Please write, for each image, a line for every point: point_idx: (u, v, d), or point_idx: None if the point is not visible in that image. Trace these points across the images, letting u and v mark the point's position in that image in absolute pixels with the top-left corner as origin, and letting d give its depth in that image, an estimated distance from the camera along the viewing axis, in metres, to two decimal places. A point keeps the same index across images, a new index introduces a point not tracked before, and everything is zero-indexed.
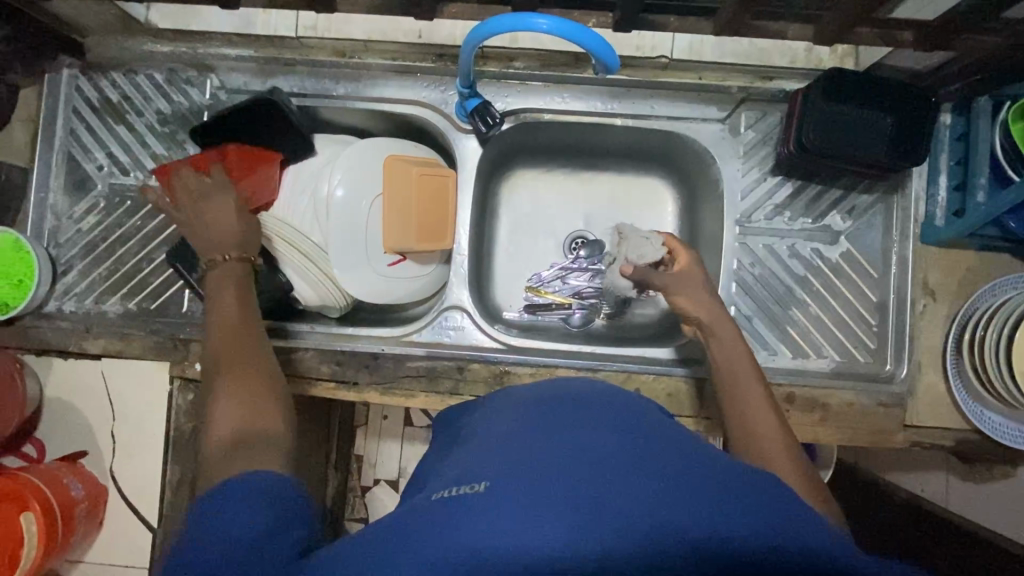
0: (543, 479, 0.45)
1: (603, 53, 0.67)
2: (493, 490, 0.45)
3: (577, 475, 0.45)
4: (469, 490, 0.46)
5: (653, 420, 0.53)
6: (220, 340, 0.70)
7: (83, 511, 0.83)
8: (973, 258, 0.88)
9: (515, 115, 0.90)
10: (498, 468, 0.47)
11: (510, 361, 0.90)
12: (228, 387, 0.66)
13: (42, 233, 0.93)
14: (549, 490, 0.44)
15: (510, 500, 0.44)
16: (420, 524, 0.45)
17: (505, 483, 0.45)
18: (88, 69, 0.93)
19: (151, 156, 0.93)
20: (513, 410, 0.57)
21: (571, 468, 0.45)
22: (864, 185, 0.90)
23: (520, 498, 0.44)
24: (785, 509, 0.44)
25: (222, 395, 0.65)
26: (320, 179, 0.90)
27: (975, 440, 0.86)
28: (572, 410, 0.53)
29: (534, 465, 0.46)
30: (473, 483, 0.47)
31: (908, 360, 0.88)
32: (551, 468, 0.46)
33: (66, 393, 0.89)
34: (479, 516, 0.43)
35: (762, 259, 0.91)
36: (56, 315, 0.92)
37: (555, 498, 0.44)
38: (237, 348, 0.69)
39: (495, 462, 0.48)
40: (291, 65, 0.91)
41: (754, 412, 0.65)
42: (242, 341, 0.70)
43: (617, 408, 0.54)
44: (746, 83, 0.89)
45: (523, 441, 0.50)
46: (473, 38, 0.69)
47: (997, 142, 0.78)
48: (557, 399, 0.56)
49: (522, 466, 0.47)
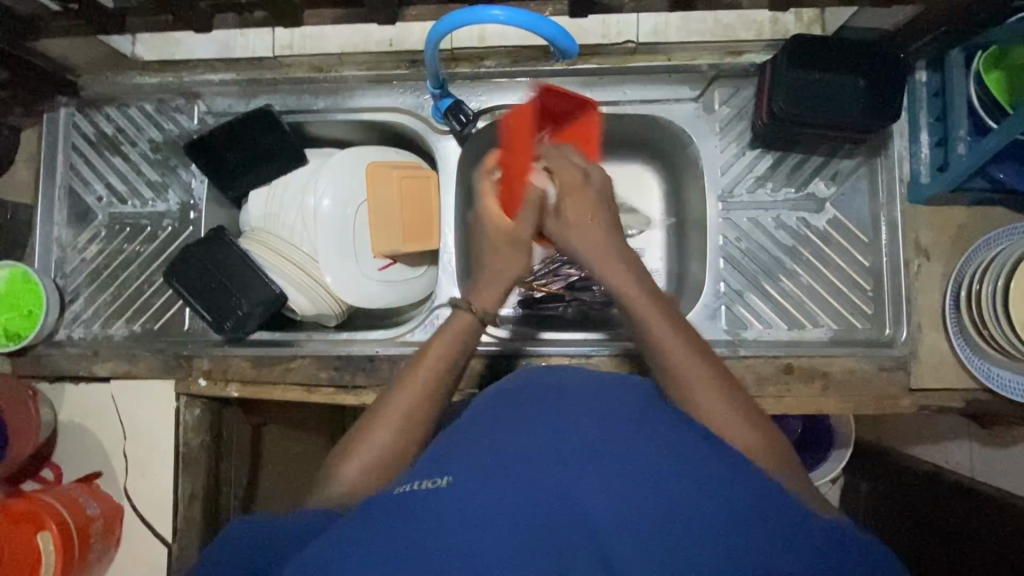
0: (508, 478, 0.45)
1: (563, 41, 0.69)
2: (459, 484, 0.44)
3: (546, 475, 0.45)
4: (433, 485, 0.45)
5: (626, 409, 0.53)
6: (407, 392, 0.66)
7: (98, 529, 0.86)
8: (965, 213, 0.86)
9: (489, 112, 0.91)
10: (467, 464, 0.47)
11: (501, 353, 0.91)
12: (374, 441, 0.62)
13: (50, 264, 0.97)
14: (515, 490, 0.44)
15: (474, 497, 0.43)
16: (389, 517, 0.42)
17: (473, 480, 0.44)
18: (83, 106, 0.98)
19: (147, 183, 0.97)
20: (483, 410, 0.57)
21: (539, 471, 0.45)
22: (845, 150, 0.89)
23: (484, 497, 0.43)
24: (749, 506, 0.44)
25: (367, 444, 0.62)
26: (306, 191, 0.94)
27: (985, 398, 0.84)
28: (546, 407, 0.53)
29: (500, 466, 0.46)
30: (436, 478, 0.46)
31: (907, 322, 0.86)
32: (516, 464, 0.46)
33: (79, 416, 0.92)
34: (443, 512, 0.42)
35: (748, 233, 0.90)
36: (66, 342, 0.96)
37: (521, 498, 0.43)
38: (417, 412, 0.65)
39: (462, 461, 0.48)
40: (270, 83, 0.94)
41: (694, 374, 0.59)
42: (422, 412, 0.65)
43: (592, 401, 0.53)
44: (716, 60, 0.89)
45: (493, 438, 0.50)
46: (434, 36, 0.71)
47: (973, 92, 0.77)
48: (533, 393, 0.57)
49: (491, 465, 0.46)
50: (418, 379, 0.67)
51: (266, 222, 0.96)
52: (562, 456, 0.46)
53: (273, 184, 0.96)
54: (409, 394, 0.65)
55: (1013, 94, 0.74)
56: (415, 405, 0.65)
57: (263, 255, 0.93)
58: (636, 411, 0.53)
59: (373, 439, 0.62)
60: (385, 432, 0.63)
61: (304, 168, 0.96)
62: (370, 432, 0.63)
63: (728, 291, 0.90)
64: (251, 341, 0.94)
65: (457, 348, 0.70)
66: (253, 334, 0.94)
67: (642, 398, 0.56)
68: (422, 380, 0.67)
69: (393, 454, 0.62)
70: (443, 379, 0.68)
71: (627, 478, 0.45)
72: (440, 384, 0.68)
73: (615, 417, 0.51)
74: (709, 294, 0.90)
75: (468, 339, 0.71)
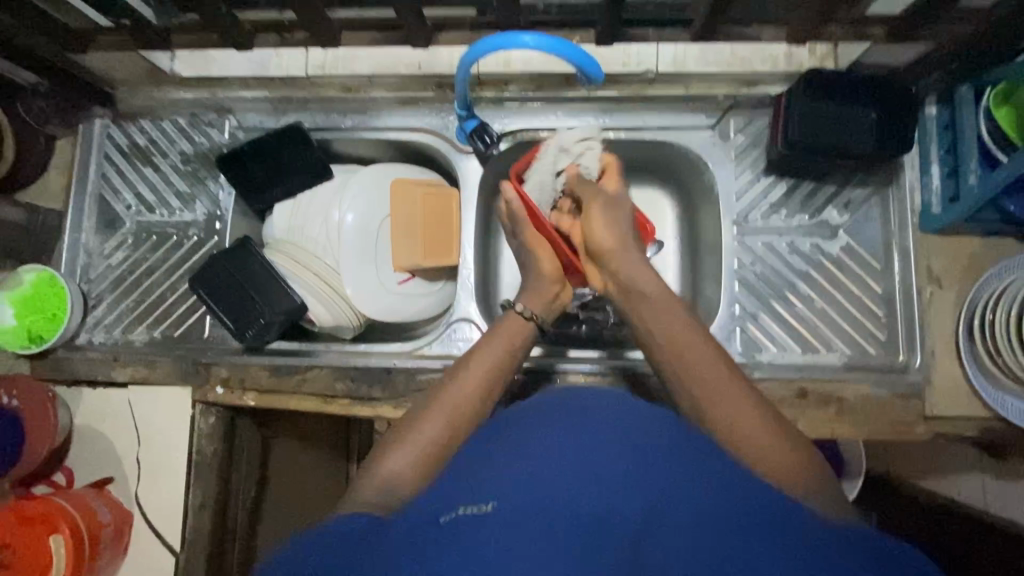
0: (552, 504, 0.45)
1: (588, 65, 0.71)
2: (504, 508, 0.45)
3: (587, 493, 0.47)
4: (478, 509, 0.46)
5: (659, 438, 0.53)
6: (459, 384, 0.69)
7: (109, 535, 0.86)
8: (977, 243, 0.88)
9: (512, 135, 0.95)
10: (507, 490, 0.47)
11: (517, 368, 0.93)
12: (419, 439, 0.63)
13: (75, 269, 0.99)
14: (561, 510, 0.45)
15: (523, 519, 0.44)
16: (442, 547, 0.43)
17: (518, 505, 0.45)
18: (118, 117, 1.01)
19: (175, 193, 1.00)
20: (514, 431, 0.58)
21: (580, 490, 0.47)
22: (857, 179, 0.92)
23: (532, 517, 0.44)
24: (789, 532, 0.44)
25: (409, 442, 0.63)
26: (331, 206, 0.96)
27: (1000, 428, 0.84)
28: (574, 429, 0.55)
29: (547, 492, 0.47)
30: (480, 502, 0.47)
31: (921, 349, 0.87)
32: (558, 490, 0.47)
33: (95, 420, 0.93)
34: (494, 534, 0.43)
35: (762, 257, 0.92)
36: (86, 346, 0.97)
37: (568, 517, 0.44)
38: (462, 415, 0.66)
39: (500, 483, 0.48)
40: (302, 101, 0.98)
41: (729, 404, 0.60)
42: (469, 406, 0.67)
43: (621, 423, 0.56)
44: (733, 91, 0.92)
45: (532, 464, 0.50)
46: (467, 60, 0.75)
47: (983, 127, 0.79)
48: (558, 413, 0.59)
49: (532, 488, 0.47)
50: (468, 376, 0.70)
51: (290, 233, 0.98)
52: (603, 484, 0.47)
53: (297, 198, 0.99)
54: (457, 396, 0.67)
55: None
56: (464, 401, 0.67)
57: (285, 265, 0.95)
58: (670, 439, 0.53)
59: (416, 438, 0.63)
60: (431, 432, 0.64)
61: (329, 183, 0.98)
62: (413, 430, 0.64)
63: (742, 313, 0.91)
64: (269, 350, 0.95)
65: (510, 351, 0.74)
66: (272, 343, 0.95)
67: (673, 424, 0.57)
68: (472, 383, 0.69)
69: (433, 456, 0.62)
70: (489, 379, 0.71)
71: (669, 503, 0.46)
72: (486, 383, 0.70)
73: (649, 440, 0.53)
74: (724, 315, 0.91)
75: (516, 342, 0.75)
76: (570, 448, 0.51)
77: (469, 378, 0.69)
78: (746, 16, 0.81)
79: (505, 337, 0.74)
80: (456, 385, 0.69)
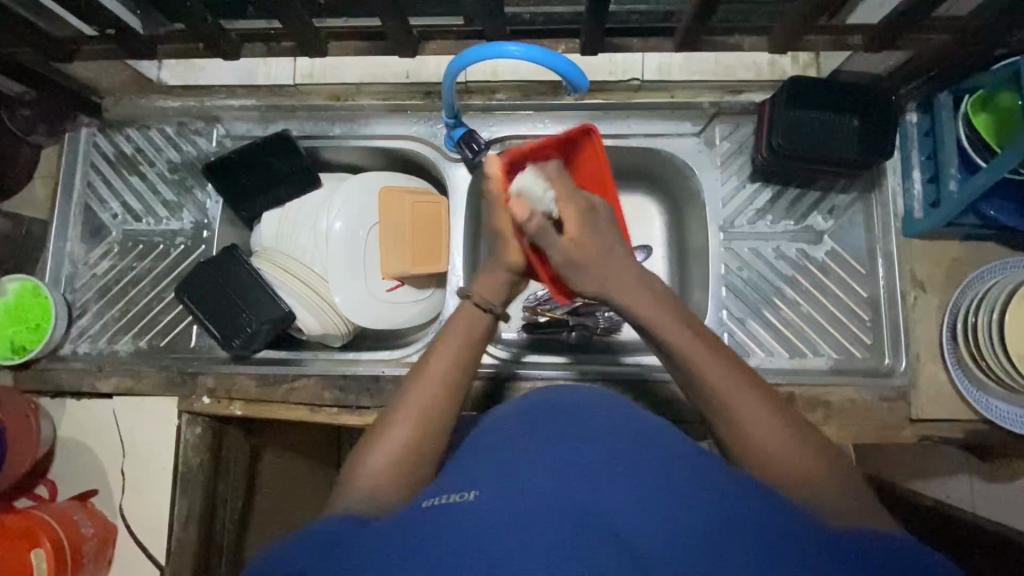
0: (533, 497, 0.46)
1: (572, 73, 0.72)
2: (483, 501, 0.46)
3: (569, 484, 0.47)
4: (459, 499, 0.48)
5: (650, 438, 0.54)
6: (423, 383, 0.66)
7: (92, 549, 0.84)
8: (959, 247, 0.89)
9: (500, 142, 0.95)
10: (490, 483, 0.49)
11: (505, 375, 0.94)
12: (392, 442, 0.61)
13: (60, 279, 0.98)
14: (542, 496, 0.46)
15: (500, 506, 0.45)
16: (420, 528, 0.45)
17: (498, 495, 0.47)
18: (104, 126, 1.00)
19: (162, 202, 1.00)
20: (509, 428, 0.59)
21: (563, 478, 0.48)
22: (841, 185, 0.92)
23: (510, 503, 0.46)
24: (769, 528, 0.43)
25: (381, 448, 0.61)
26: (319, 214, 0.96)
27: (985, 430, 0.85)
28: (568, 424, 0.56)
29: (526, 485, 0.47)
30: (462, 493, 0.49)
31: (906, 352, 0.88)
32: (539, 481, 0.48)
33: (80, 432, 0.92)
34: (467, 519, 0.45)
35: (748, 262, 0.93)
36: (71, 356, 0.96)
37: (546, 502, 0.45)
38: (434, 410, 0.64)
39: (487, 477, 0.50)
40: (290, 110, 0.98)
41: (747, 413, 0.57)
42: (440, 402, 0.65)
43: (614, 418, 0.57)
44: (716, 99, 0.93)
45: (516, 462, 0.51)
46: (453, 69, 0.75)
47: (962, 133, 0.81)
48: (557, 410, 0.59)
49: (516, 479, 0.49)
50: (433, 370, 0.67)
51: (279, 242, 0.98)
52: (585, 478, 0.47)
53: (286, 207, 0.98)
54: (424, 393, 0.65)
55: (1002, 136, 0.77)
56: (431, 397, 0.65)
57: (272, 272, 0.95)
58: (656, 438, 0.54)
59: (387, 442, 0.61)
60: (405, 431, 0.62)
61: (317, 191, 0.98)
62: (386, 432, 0.62)
63: (730, 318, 0.92)
64: (256, 359, 0.94)
65: (472, 338, 0.70)
66: (259, 352, 0.94)
67: (660, 429, 0.57)
68: (437, 379, 0.66)
69: (410, 455, 0.61)
70: (457, 371, 0.68)
71: (647, 491, 0.46)
72: (455, 376, 0.67)
73: (635, 437, 0.53)
74: (712, 320, 0.92)
75: (479, 331, 0.71)
76: (557, 445, 0.52)
77: (433, 373, 0.67)
78: (731, 24, 0.81)
79: (465, 330, 0.71)
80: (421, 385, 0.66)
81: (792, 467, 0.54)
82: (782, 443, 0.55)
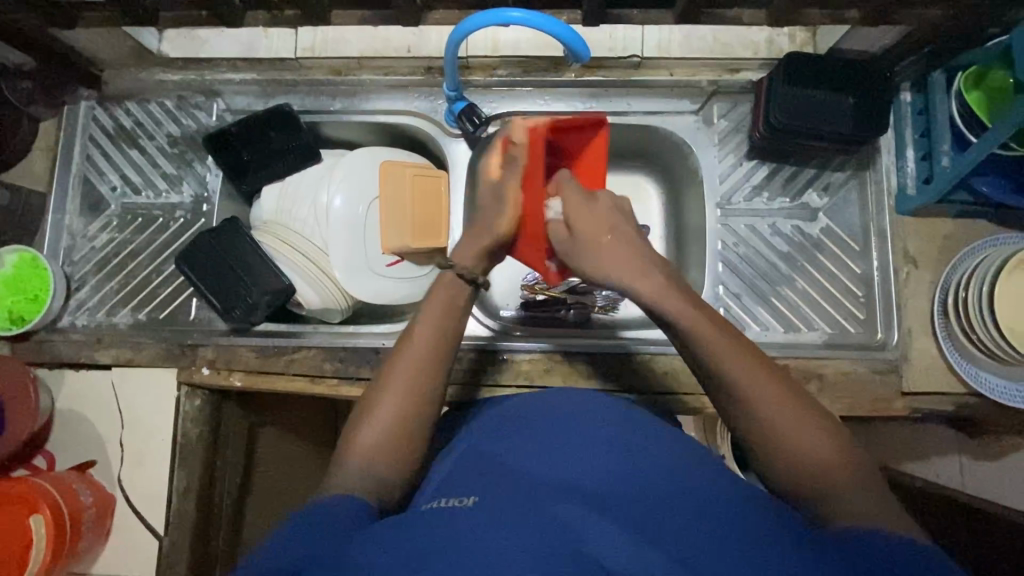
0: (517, 511, 0.47)
1: (576, 43, 0.73)
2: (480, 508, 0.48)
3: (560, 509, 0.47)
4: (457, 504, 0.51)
5: (643, 455, 0.56)
6: (407, 358, 0.66)
7: (91, 517, 0.85)
8: (951, 224, 0.91)
9: (500, 118, 0.95)
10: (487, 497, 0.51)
11: (521, 350, 0.95)
12: (381, 416, 0.63)
13: (58, 252, 0.98)
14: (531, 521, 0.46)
15: (490, 523, 0.46)
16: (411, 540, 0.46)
17: (490, 510, 0.48)
18: (104, 99, 1.00)
19: (161, 175, 1.00)
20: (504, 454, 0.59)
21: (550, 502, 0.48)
22: (836, 163, 0.94)
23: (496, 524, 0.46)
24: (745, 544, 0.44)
25: (372, 419, 0.63)
26: (319, 189, 0.96)
27: (974, 403, 0.87)
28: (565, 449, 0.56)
29: (523, 495, 0.50)
30: (462, 498, 0.52)
31: (898, 326, 0.89)
32: (528, 504, 0.48)
33: (78, 403, 0.92)
34: (457, 533, 0.45)
35: (744, 238, 0.94)
36: (69, 329, 0.96)
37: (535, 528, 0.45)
38: (427, 381, 0.65)
39: (485, 489, 0.53)
40: (291, 85, 0.98)
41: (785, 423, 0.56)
42: (427, 378, 0.65)
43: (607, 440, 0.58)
44: (715, 77, 0.94)
45: (514, 477, 0.54)
46: (454, 39, 0.76)
47: (954, 110, 0.82)
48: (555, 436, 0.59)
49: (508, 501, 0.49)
50: (416, 348, 0.66)
51: (278, 216, 0.97)
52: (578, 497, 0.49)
53: (286, 180, 0.98)
54: (412, 369, 0.65)
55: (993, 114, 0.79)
56: (416, 373, 0.65)
57: (272, 246, 0.95)
58: (653, 455, 0.56)
59: (377, 415, 0.63)
60: (397, 399, 0.64)
61: (315, 166, 0.98)
62: (374, 404, 0.64)
63: (726, 294, 0.93)
64: (256, 331, 0.95)
65: (454, 317, 0.69)
66: (259, 325, 0.95)
67: (650, 434, 0.60)
68: (420, 358, 0.66)
69: (399, 431, 0.62)
70: (441, 349, 0.67)
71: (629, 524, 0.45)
72: (440, 353, 0.67)
73: (632, 459, 0.56)
74: (708, 296, 0.93)
75: (462, 303, 0.71)
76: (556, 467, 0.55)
77: (417, 352, 0.66)
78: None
79: (444, 308, 0.69)
80: (405, 361, 0.66)
81: (813, 464, 0.55)
82: (813, 447, 0.55)
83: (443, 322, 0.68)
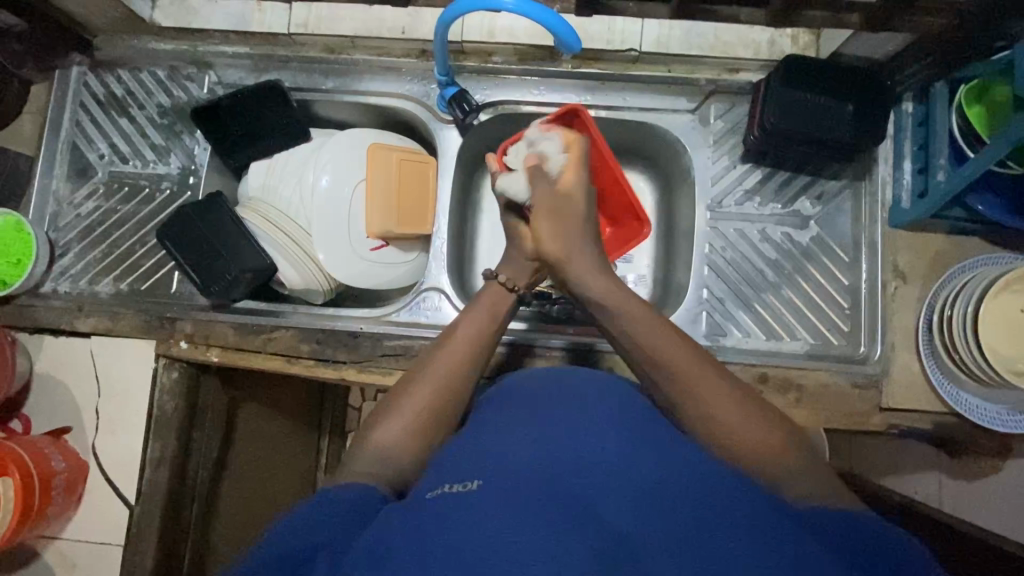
0: (530, 488, 0.44)
1: (563, 31, 0.71)
2: (489, 492, 0.44)
3: (578, 485, 0.44)
4: (462, 488, 0.46)
5: (653, 425, 0.53)
6: (447, 351, 0.68)
7: (61, 483, 0.85)
8: (943, 240, 0.89)
9: (493, 106, 0.94)
10: (491, 472, 0.47)
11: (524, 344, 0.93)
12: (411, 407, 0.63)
13: (44, 217, 0.98)
14: (551, 494, 0.43)
15: (501, 499, 0.43)
16: (418, 518, 0.43)
17: (501, 484, 0.45)
18: (96, 66, 1.00)
19: (150, 146, 0.99)
20: (512, 416, 0.56)
21: (568, 477, 0.45)
22: (831, 171, 0.92)
23: (506, 500, 0.43)
24: (762, 517, 0.42)
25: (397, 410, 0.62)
26: (307, 168, 0.96)
27: (952, 422, 0.86)
28: (580, 418, 0.53)
29: (527, 467, 0.47)
30: (465, 483, 0.47)
31: (881, 340, 0.88)
32: (541, 477, 0.45)
33: (55, 369, 0.92)
34: (463, 511, 0.43)
35: (733, 243, 0.93)
36: (51, 295, 0.96)
37: (555, 503, 0.42)
38: (451, 382, 0.65)
39: (489, 466, 0.48)
40: (283, 60, 0.97)
41: (726, 406, 0.58)
42: (457, 375, 0.66)
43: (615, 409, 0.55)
44: (714, 76, 0.92)
45: (517, 449, 0.50)
46: (443, 22, 0.74)
47: (954, 124, 0.80)
48: (563, 403, 0.56)
49: (515, 473, 0.46)
50: (453, 346, 0.69)
51: (264, 193, 0.97)
52: (591, 474, 0.45)
53: (274, 158, 0.98)
54: (446, 363, 0.67)
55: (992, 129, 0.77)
56: (450, 367, 0.66)
57: (256, 223, 0.94)
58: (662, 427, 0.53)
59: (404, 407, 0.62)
60: (427, 392, 0.64)
61: (306, 145, 0.98)
62: (401, 398, 0.64)
63: (710, 297, 0.92)
64: (236, 309, 0.95)
65: (495, 315, 0.73)
66: (240, 301, 0.95)
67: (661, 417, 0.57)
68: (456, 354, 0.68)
69: (424, 420, 0.62)
70: (479, 344, 0.70)
71: (645, 501, 0.43)
72: (477, 350, 0.69)
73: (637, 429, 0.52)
74: (691, 298, 0.92)
75: (501, 310, 0.74)
76: (558, 433, 0.51)
77: (456, 350, 0.68)
78: None
79: (488, 309, 0.73)
80: (443, 357, 0.67)
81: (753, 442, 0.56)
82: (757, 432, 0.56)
83: (480, 320, 0.72)
